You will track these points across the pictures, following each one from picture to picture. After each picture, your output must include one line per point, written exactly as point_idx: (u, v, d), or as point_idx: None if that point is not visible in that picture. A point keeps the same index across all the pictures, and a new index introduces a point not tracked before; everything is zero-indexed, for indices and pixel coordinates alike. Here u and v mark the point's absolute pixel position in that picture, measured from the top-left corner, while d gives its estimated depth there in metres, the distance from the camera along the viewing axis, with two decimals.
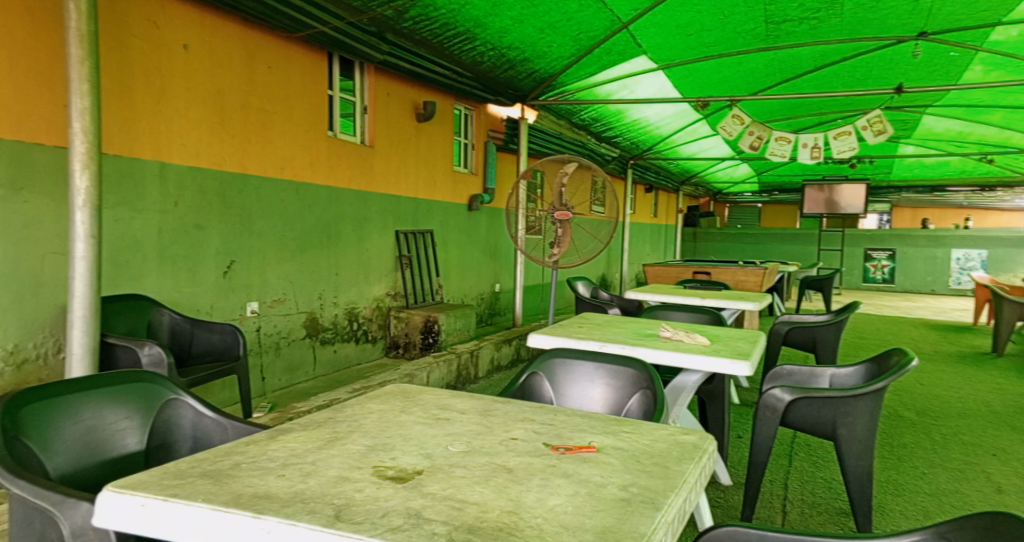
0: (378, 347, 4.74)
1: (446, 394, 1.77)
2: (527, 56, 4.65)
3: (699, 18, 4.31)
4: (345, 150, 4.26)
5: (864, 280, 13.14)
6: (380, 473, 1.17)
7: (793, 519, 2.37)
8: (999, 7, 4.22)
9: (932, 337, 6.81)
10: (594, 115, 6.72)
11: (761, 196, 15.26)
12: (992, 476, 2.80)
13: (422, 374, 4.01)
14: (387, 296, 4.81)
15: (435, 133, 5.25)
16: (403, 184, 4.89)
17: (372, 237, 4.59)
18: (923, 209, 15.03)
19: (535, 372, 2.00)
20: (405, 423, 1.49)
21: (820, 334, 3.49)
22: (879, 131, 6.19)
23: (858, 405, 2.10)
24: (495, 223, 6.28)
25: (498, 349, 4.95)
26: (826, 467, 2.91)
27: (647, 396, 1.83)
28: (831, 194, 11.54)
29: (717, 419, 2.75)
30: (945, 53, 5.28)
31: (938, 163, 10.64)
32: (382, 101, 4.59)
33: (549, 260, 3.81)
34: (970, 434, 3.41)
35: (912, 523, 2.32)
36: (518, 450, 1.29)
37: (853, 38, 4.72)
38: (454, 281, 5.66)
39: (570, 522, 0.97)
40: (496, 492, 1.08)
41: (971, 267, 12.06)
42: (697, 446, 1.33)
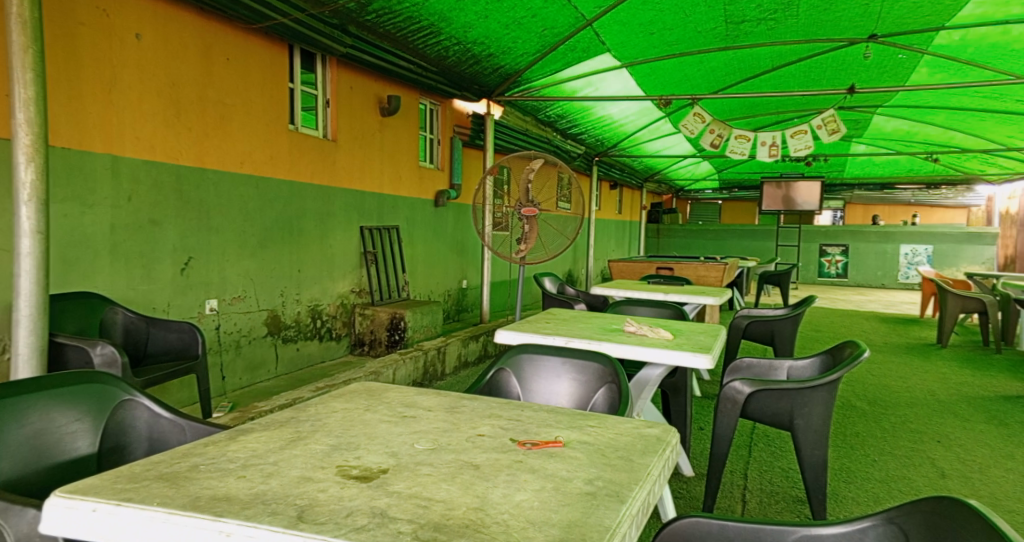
0: (343, 345, 4.67)
1: (413, 392, 1.75)
2: (493, 51, 4.64)
3: (661, 17, 4.37)
4: (307, 144, 4.17)
5: (819, 274, 13.59)
6: (344, 472, 1.15)
7: (753, 508, 2.44)
8: (942, 13, 4.38)
9: (883, 329, 7.09)
10: (560, 111, 6.75)
11: (722, 192, 15.59)
12: (937, 462, 2.94)
13: (389, 371, 3.98)
14: (352, 293, 4.74)
15: (400, 128, 5.20)
16: (367, 179, 4.82)
17: (336, 234, 4.52)
18: (874, 206, 15.60)
19: (502, 368, 2.01)
20: (370, 421, 1.47)
21: (778, 327, 3.59)
22: (833, 130, 6.39)
23: (813, 396, 2.17)
24: (462, 219, 6.26)
25: (465, 345, 4.94)
26: (784, 457, 3.00)
27: (613, 390, 1.86)
28: (789, 192, 11.88)
29: (680, 412, 2.81)
30: (894, 55, 5.48)
31: (888, 162, 11.05)
32: (346, 95, 4.51)
33: (516, 256, 3.74)
34: (917, 422, 3.57)
35: (864, 509, 2.41)
36: (485, 447, 1.29)
37: (808, 39, 4.85)
38: (421, 277, 5.63)
39: (536, 517, 0.97)
40: (462, 489, 1.08)
41: (918, 261, 12.59)
42: (661, 439, 1.35)
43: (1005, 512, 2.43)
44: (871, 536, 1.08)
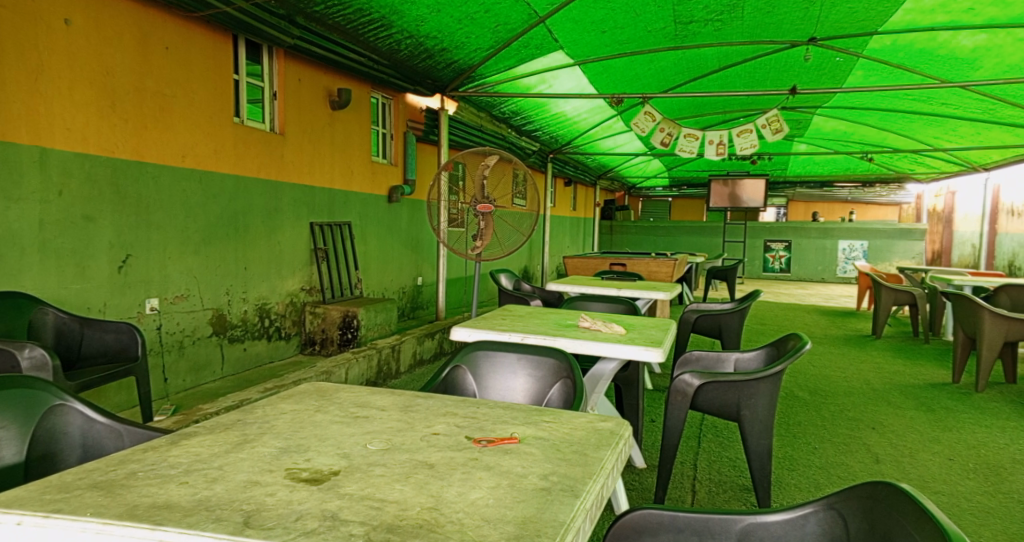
0: (293, 344, 4.55)
1: (365, 391, 1.72)
2: (446, 46, 4.59)
3: (612, 15, 4.42)
4: (253, 138, 4.03)
5: (764, 269, 14.09)
6: (293, 475, 1.12)
7: (702, 498, 2.51)
8: (875, 19, 4.59)
9: (823, 322, 7.41)
10: (514, 108, 6.76)
11: (672, 190, 15.98)
12: (872, 448, 3.09)
13: (341, 370, 3.91)
14: (302, 291, 4.62)
15: (352, 121, 5.09)
16: (317, 174, 4.70)
17: (284, 230, 4.39)
18: (814, 203, 16.29)
19: (457, 365, 2.00)
20: (321, 423, 1.44)
21: (725, 321, 3.70)
22: (777, 130, 6.63)
23: (759, 387, 2.25)
24: (416, 216, 6.19)
25: (420, 343, 4.89)
26: (731, 447, 3.10)
27: (568, 385, 1.87)
28: (734, 189, 12.27)
29: (633, 405, 2.86)
30: (831, 58, 5.72)
31: (827, 161, 11.54)
32: (293, 87, 4.39)
33: (471, 253, 3.76)
34: (854, 411, 3.75)
35: (805, 496, 2.51)
36: (439, 445, 1.28)
37: (752, 40, 5.01)
38: (374, 274, 5.53)
39: (491, 514, 0.97)
40: (416, 489, 1.06)
41: (855, 256, 13.23)
42: (614, 433, 1.37)
43: (932, 493, 2.59)
44: (812, 522, 1.12)
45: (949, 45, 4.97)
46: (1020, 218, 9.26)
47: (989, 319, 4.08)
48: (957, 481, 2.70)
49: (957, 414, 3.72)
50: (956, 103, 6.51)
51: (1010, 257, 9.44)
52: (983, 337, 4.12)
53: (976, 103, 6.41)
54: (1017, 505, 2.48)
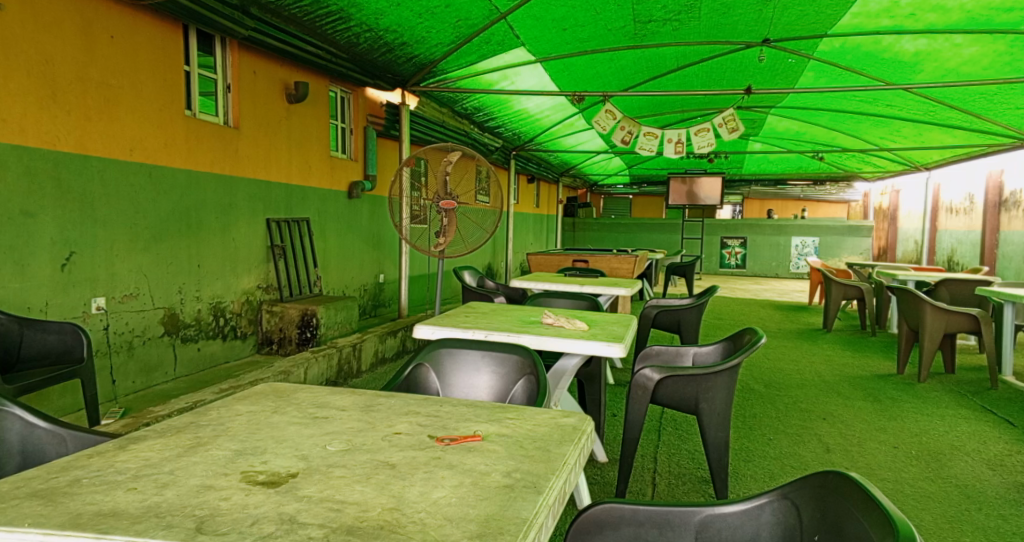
0: (249, 344, 4.43)
1: (325, 391, 1.68)
2: (406, 40, 4.54)
3: (573, 13, 4.45)
4: (205, 131, 3.90)
5: (721, 265, 14.46)
6: (248, 478, 1.09)
7: (662, 491, 2.56)
8: (825, 22, 4.74)
9: (777, 317, 7.65)
10: (476, 104, 6.74)
11: (632, 187, 16.22)
12: (823, 438, 3.21)
13: (299, 370, 3.83)
14: (258, 289, 4.50)
15: (309, 115, 4.97)
16: (274, 169, 4.58)
17: (238, 226, 4.26)
18: (768, 201, 16.79)
19: (420, 364, 1.98)
20: (278, 424, 1.40)
21: (684, 316, 3.78)
22: (733, 129, 6.79)
23: (716, 381, 2.30)
24: (378, 212, 6.10)
25: (382, 341, 4.84)
26: (690, 440, 3.17)
27: (531, 382, 1.87)
28: (692, 187, 12.52)
29: (595, 400, 2.90)
30: (784, 60, 5.91)
31: (781, 159, 11.90)
32: (248, 80, 4.27)
33: (434, 250, 3.71)
34: (806, 402, 3.88)
35: (760, 486, 2.59)
36: (401, 445, 1.26)
37: (709, 40, 5.11)
38: (334, 272, 5.43)
39: (454, 513, 0.97)
40: (377, 490, 1.05)
41: (807, 252, 13.70)
42: (577, 428, 1.38)
43: (878, 480, 2.70)
44: (767, 511, 1.15)
45: (894, 49, 5.18)
46: (958, 216, 9.75)
47: (930, 312, 4.28)
48: (901, 468, 2.83)
49: (900, 403, 3.89)
50: (900, 104, 6.80)
51: (949, 253, 9.94)
52: (925, 330, 4.32)
53: (919, 105, 6.70)
54: (954, 489, 2.62)
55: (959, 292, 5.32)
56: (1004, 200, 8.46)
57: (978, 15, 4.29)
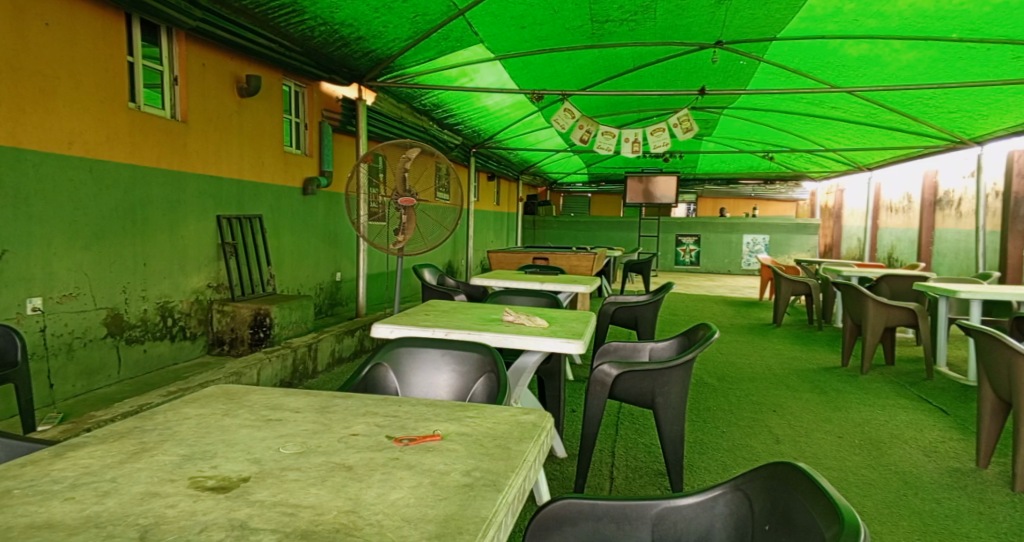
0: (199, 345, 4.27)
1: (278, 393, 1.64)
2: (362, 34, 4.45)
3: (531, 11, 4.45)
4: (151, 124, 3.74)
5: (676, 263, 14.79)
6: (197, 484, 1.05)
7: (619, 485, 2.60)
8: (774, 25, 4.90)
9: (730, 312, 7.87)
10: (435, 100, 6.67)
11: (591, 186, 16.40)
12: (773, 429, 3.32)
13: (252, 371, 3.72)
14: (208, 288, 4.35)
15: (261, 109, 4.83)
16: (224, 164, 4.44)
17: (187, 223, 4.11)
18: (721, 199, 17.27)
19: (378, 363, 1.96)
20: (229, 427, 1.35)
21: (641, 312, 3.84)
22: (687, 129, 6.95)
23: (672, 376, 2.34)
24: (334, 209, 5.99)
25: (339, 341, 4.76)
26: (646, 434, 3.24)
27: (491, 380, 1.87)
28: (649, 186, 12.73)
29: (555, 397, 2.92)
30: (735, 62, 6.08)
31: (733, 159, 12.23)
32: (196, 72, 4.12)
33: (393, 248, 3.66)
34: (757, 395, 4.01)
35: (713, 477, 2.67)
36: (358, 446, 1.24)
37: (664, 41, 5.21)
38: (288, 270, 5.30)
39: (412, 514, 0.95)
40: (333, 492, 1.02)
41: (757, 249, 14.14)
42: (537, 425, 1.38)
43: (824, 469, 2.81)
44: (721, 503, 1.18)
45: (838, 52, 5.37)
46: (898, 214, 10.24)
47: (872, 307, 4.48)
48: (845, 457, 2.95)
49: (844, 394, 4.07)
50: (844, 107, 7.09)
51: (890, 250, 10.43)
52: (868, 323, 4.51)
53: (861, 108, 6.99)
54: (894, 475, 2.75)
55: (899, 288, 5.59)
56: (938, 199, 8.92)
57: (914, 22, 4.49)
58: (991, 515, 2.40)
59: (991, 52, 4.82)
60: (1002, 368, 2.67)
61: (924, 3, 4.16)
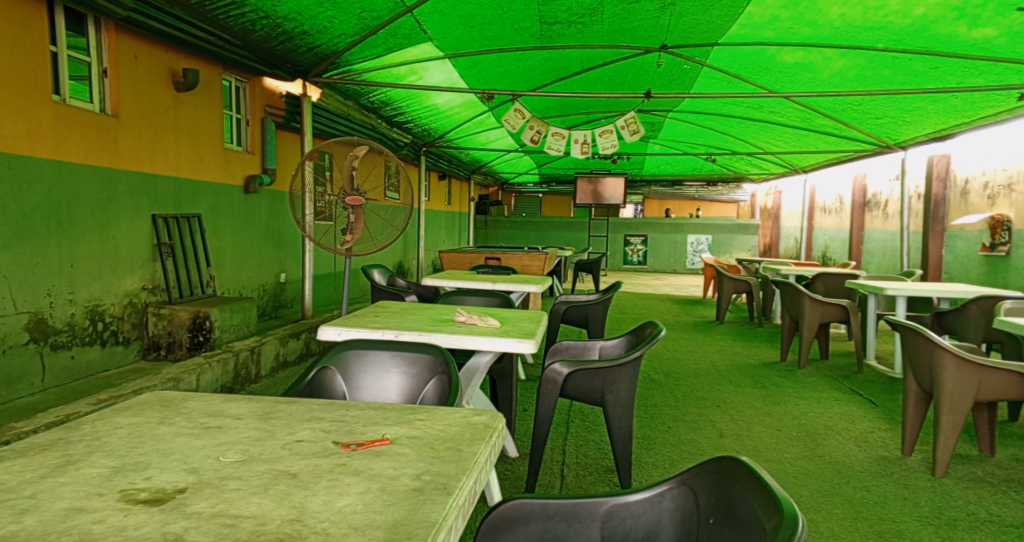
0: (132, 350, 4.06)
1: (218, 399, 1.58)
2: (306, 29, 4.33)
3: (480, 11, 4.45)
4: (78, 119, 3.53)
5: (624, 262, 15.09)
6: (128, 497, 0.99)
7: (570, 482, 2.63)
8: (715, 31, 5.06)
9: (675, 310, 8.09)
10: (384, 97, 6.57)
11: (542, 187, 16.55)
12: (717, 424, 3.42)
13: (190, 377, 3.58)
14: (143, 291, 4.14)
15: (199, 104, 4.63)
16: (159, 161, 4.23)
17: (119, 222, 3.91)
18: (666, 200, 17.76)
19: (325, 367, 1.91)
20: (164, 436, 1.29)
21: (591, 311, 3.89)
22: (634, 131, 7.08)
23: (621, 373, 2.38)
24: (278, 208, 5.81)
25: (283, 344, 4.61)
26: (596, 431, 3.28)
27: (443, 381, 1.85)
28: (597, 187, 12.94)
29: (507, 397, 2.92)
30: (680, 66, 6.27)
31: (678, 161, 12.58)
32: (128, 64, 3.92)
33: (341, 248, 3.57)
34: (701, 390, 4.13)
35: (660, 472, 2.73)
36: (303, 453, 1.20)
37: (611, 44, 5.30)
38: (229, 271, 5.10)
39: (359, 521, 0.93)
40: (276, 501, 0.99)
41: (701, 249, 14.59)
42: (488, 426, 1.37)
43: (765, 461, 2.93)
44: (668, 498, 1.21)
45: (776, 59, 5.60)
46: (831, 215, 10.78)
47: (808, 304, 4.68)
48: (784, 449, 3.08)
49: (783, 388, 4.24)
50: (781, 112, 7.40)
51: (823, 248, 10.98)
52: (805, 320, 4.71)
53: (797, 113, 7.32)
54: (828, 465, 2.89)
55: (833, 285, 5.87)
56: (867, 201, 9.44)
57: (844, 31, 4.71)
58: (914, 500, 2.55)
59: (913, 62, 5.13)
60: (925, 361, 2.84)
61: (853, 14, 4.38)
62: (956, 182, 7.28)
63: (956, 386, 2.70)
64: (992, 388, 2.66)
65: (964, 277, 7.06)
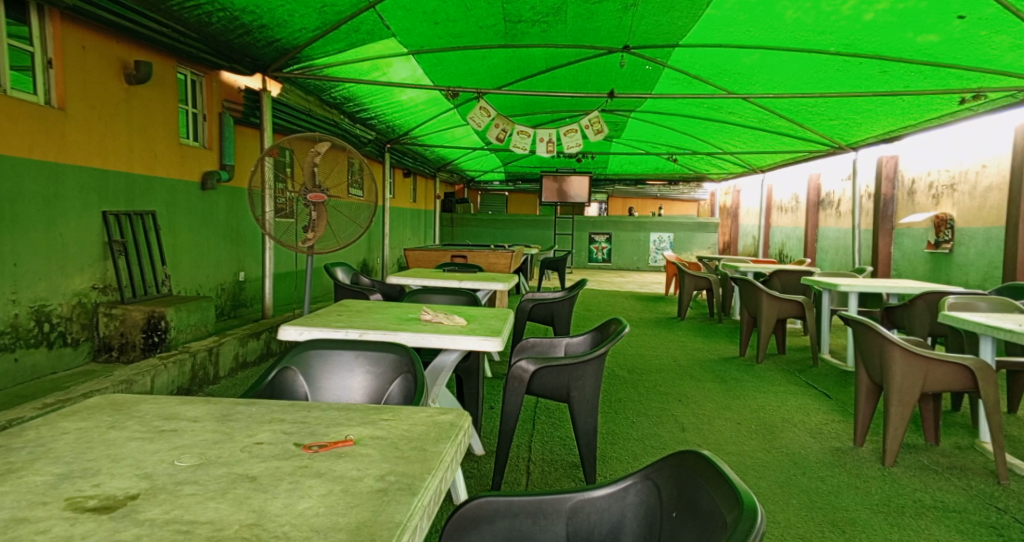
0: (81, 352, 3.89)
1: (173, 402, 1.52)
2: (265, 22, 4.23)
3: (444, 8, 4.43)
4: (21, 112, 3.36)
5: (589, 260, 15.23)
6: (75, 506, 0.95)
7: (536, 478, 2.64)
8: (676, 33, 5.15)
9: (639, 307, 8.21)
10: (346, 93, 6.46)
11: (507, 185, 16.56)
12: (679, 418, 3.49)
13: (144, 379, 3.46)
14: (93, 290, 3.97)
15: (153, 98, 4.47)
16: (109, 156, 4.07)
17: (67, 219, 3.74)
18: (630, 198, 18.00)
19: (286, 367, 1.87)
20: (115, 440, 1.24)
21: (556, 309, 3.92)
22: (598, 130, 7.15)
23: (585, 369, 2.41)
24: (236, 205, 5.66)
25: (242, 344, 4.50)
26: (562, 427, 3.31)
27: (408, 380, 1.83)
28: (563, 185, 13.02)
29: (473, 395, 2.92)
30: (642, 66, 6.35)
31: (641, 161, 12.77)
32: (75, 55, 3.75)
33: (302, 246, 3.50)
34: (664, 385, 4.21)
35: (624, 467, 2.77)
36: (264, 456, 1.17)
37: (575, 44, 5.35)
38: (185, 270, 4.94)
39: (321, 524, 0.92)
40: (234, 506, 0.96)
41: (664, 247, 14.85)
42: (454, 424, 1.37)
43: (725, 454, 3.00)
44: (631, 493, 1.22)
45: (734, 61, 5.73)
46: (787, 213, 11.12)
47: (766, 300, 4.82)
48: (743, 442, 3.16)
49: (742, 382, 4.35)
50: (740, 112, 7.58)
51: (780, 246, 11.32)
52: (763, 316, 4.84)
53: (755, 114, 7.52)
54: (785, 457, 2.98)
55: (789, 281, 6.05)
56: (821, 200, 9.77)
57: (798, 35, 4.86)
58: (866, 489, 2.65)
59: (863, 66, 5.32)
60: (876, 355, 2.95)
61: (808, 18, 4.51)
62: (904, 182, 7.59)
63: (904, 378, 2.81)
64: (938, 379, 2.78)
65: (911, 273, 7.38)
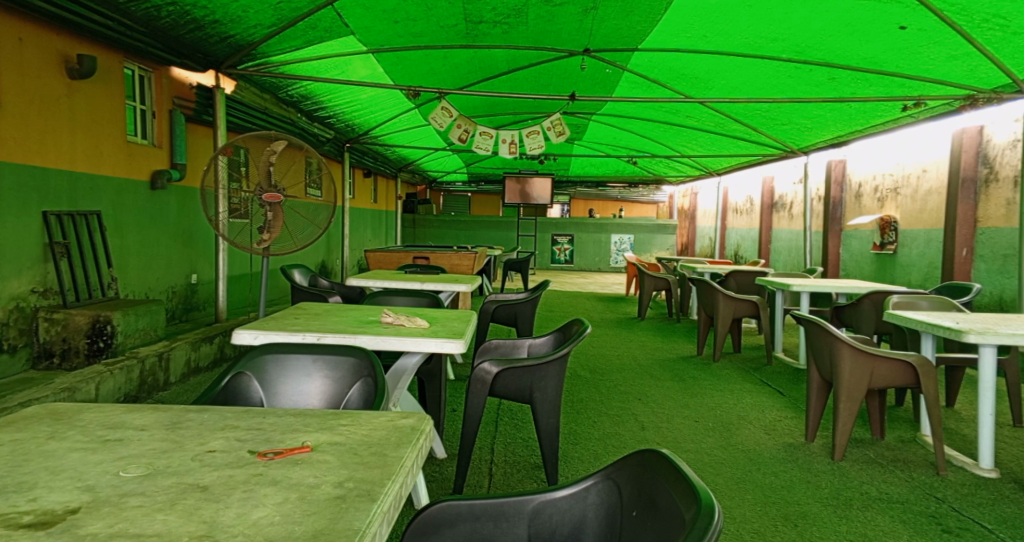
0: (20, 359, 3.68)
1: (119, 410, 1.46)
2: (218, 18, 4.10)
3: (404, 6, 4.38)
4: None
5: (552, 261, 15.33)
6: (8, 523, 0.90)
7: (498, 480, 2.64)
8: (634, 36, 5.23)
9: (600, 308, 8.31)
10: (303, 91, 6.33)
11: (470, 186, 16.52)
12: (639, 417, 3.55)
13: (88, 386, 3.31)
14: (32, 294, 3.78)
15: (97, 93, 4.28)
16: (51, 154, 3.89)
17: (3, 220, 3.55)
18: (591, 200, 18.21)
19: (240, 372, 1.81)
20: (54, 452, 1.18)
21: (519, 310, 3.92)
22: (560, 132, 7.18)
23: (547, 370, 2.41)
24: (188, 204, 5.47)
25: (195, 349, 4.36)
26: (524, 428, 3.32)
27: (368, 385, 1.80)
28: (525, 187, 13.06)
29: (435, 398, 2.89)
30: (602, 70, 6.43)
31: (602, 163, 12.94)
32: (12, 49, 3.55)
33: (258, 247, 3.40)
34: (624, 385, 4.27)
35: (586, 467, 2.79)
36: (215, 464, 1.13)
37: (537, 46, 5.38)
38: (134, 272, 4.75)
39: (276, 533, 0.89)
40: (183, 517, 0.93)
41: (624, 249, 15.07)
42: (415, 429, 1.35)
43: (684, 451, 3.06)
44: (593, 493, 1.23)
45: (691, 66, 5.86)
46: (742, 215, 11.44)
47: (722, 299, 4.93)
48: (701, 439, 3.23)
49: (700, 381, 4.45)
50: (697, 116, 7.76)
51: (736, 247, 11.65)
52: (719, 315, 4.96)
53: (711, 118, 7.71)
54: (741, 453, 3.06)
55: (744, 282, 6.22)
56: (774, 202, 10.09)
57: (751, 41, 5.00)
58: (817, 483, 2.74)
59: (813, 73, 5.53)
60: (826, 352, 3.06)
61: (761, 25, 4.66)
62: (851, 185, 7.91)
63: (852, 374, 2.92)
64: (884, 376, 2.90)
65: (858, 273, 7.70)
